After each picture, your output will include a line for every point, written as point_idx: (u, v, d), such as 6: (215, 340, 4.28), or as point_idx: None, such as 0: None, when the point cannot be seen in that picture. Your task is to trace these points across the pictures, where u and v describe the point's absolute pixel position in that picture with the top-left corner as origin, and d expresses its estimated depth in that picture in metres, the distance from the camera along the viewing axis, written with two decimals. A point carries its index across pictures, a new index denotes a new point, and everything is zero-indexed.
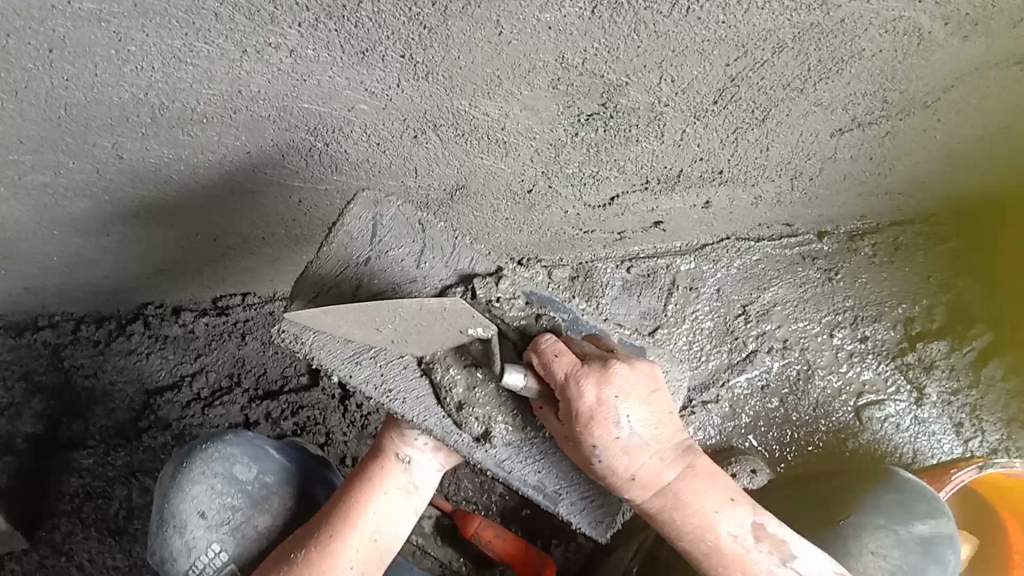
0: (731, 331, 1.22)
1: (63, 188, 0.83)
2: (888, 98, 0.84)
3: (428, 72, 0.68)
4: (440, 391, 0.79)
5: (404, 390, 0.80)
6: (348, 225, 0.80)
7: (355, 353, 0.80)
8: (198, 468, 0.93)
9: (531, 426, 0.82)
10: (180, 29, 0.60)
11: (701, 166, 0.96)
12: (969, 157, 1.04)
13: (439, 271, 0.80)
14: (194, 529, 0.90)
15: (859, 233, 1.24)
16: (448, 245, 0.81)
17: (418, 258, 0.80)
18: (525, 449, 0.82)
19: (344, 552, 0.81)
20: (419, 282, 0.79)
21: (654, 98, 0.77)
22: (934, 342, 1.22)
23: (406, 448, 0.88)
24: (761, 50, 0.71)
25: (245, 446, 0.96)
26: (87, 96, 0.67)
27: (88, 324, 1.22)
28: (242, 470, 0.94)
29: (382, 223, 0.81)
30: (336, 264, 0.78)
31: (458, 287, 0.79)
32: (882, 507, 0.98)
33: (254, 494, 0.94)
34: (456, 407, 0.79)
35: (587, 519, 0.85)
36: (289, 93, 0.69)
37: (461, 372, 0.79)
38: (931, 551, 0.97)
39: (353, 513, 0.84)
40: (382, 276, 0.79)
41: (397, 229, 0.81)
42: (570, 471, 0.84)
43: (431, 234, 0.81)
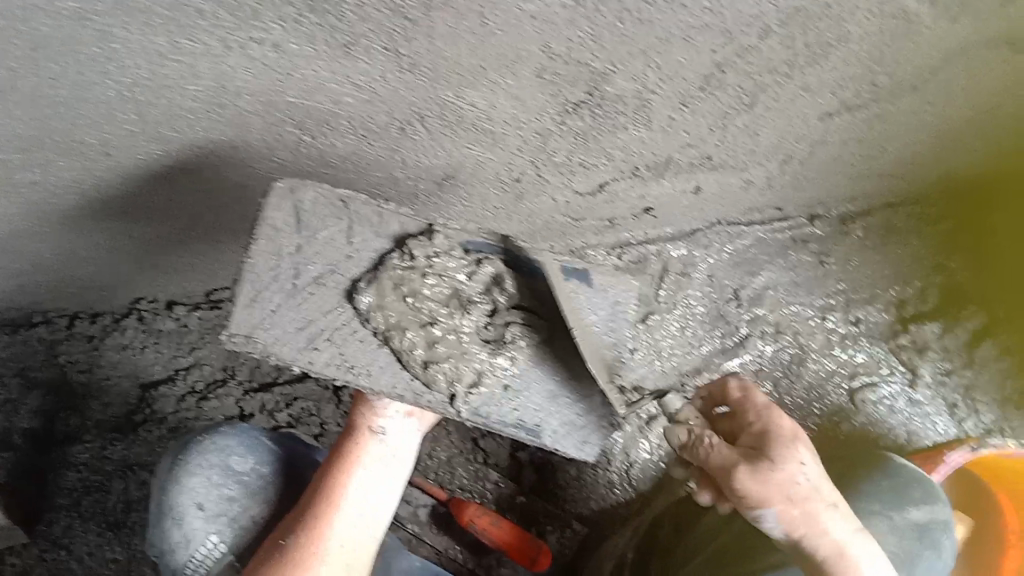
0: (723, 316, 1.23)
1: (52, 186, 0.83)
2: (877, 82, 0.84)
3: (413, 64, 0.68)
4: (402, 356, 0.77)
5: (365, 363, 0.76)
6: (268, 217, 0.73)
7: (310, 338, 0.74)
8: (194, 460, 0.93)
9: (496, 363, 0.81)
10: (164, 26, 0.59)
11: (690, 153, 0.96)
12: (960, 138, 1.04)
13: (371, 242, 0.77)
14: (192, 520, 0.91)
15: (851, 217, 1.26)
16: (373, 215, 0.77)
17: (348, 234, 0.76)
18: (496, 391, 0.80)
19: (331, 532, 0.83)
20: (354, 258, 0.76)
21: (641, 85, 0.77)
22: (927, 324, 1.24)
23: (377, 420, 0.86)
24: (747, 36, 0.71)
25: (240, 437, 0.97)
26: (73, 94, 0.67)
27: (83, 319, 1.23)
28: (238, 461, 0.95)
29: (304, 208, 0.74)
30: (267, 259, 0.73)
31: (395, 253, 0.77)
32: (873, 493, 1.00)
33: (251, 485, 0.94)
34: (422, 365, 0.77)
35: (573, 443, 0.80)
36: (274, 87, 0.69)
37: (419, 333, 0.77)
38: (925, 535, 0.98)
39: (334, 492, 0.84)
40: (319, 259, 0.75)
41: (322, 210, 0.75)
42: (543, 401, 0.82)
43: (355, 209, 0.76)
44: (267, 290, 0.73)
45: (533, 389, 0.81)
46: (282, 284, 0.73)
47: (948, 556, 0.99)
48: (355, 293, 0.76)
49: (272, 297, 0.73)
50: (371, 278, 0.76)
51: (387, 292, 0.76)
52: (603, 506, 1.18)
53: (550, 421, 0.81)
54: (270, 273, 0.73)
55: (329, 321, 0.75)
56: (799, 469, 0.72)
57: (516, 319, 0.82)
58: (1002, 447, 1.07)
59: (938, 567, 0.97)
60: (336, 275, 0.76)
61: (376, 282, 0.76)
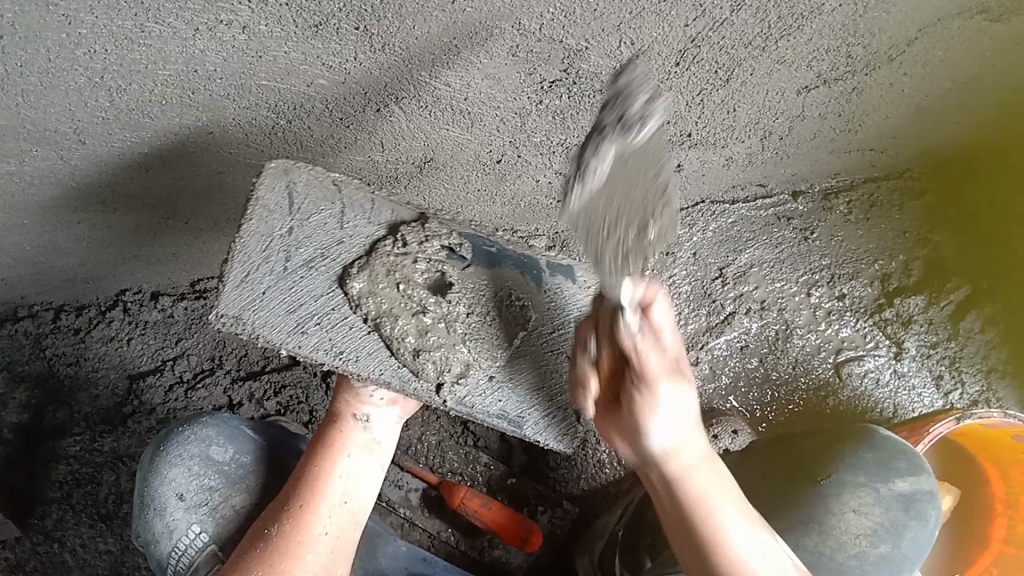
0: (709, 294, 1.23)
1: (29, 176, 0.83)
2: (852, 53, 0.84)
3: (384, 44, 0.68)
4: (391, 344, 0.79)
5: (354, 349, 0.79)
6: (263, 198, 0.79)
7: (299, 321, 0.78)
8: (175, 451, 0.94)
9: (485, 357, 0.83)
10: (129, 9, 0.59)
11: (669, 130, 0.96)
12: (941, 109, 1.04)
13: (363, 228, 0.81)
14: (173, 511, 0.92)
15: (834, 191, 1.26)
16: (365, 202, 0.82)
17: (341, 219, 0.81)
18: (482, 382, 0.83)
19: (317, 520, 0.83)
20: (346, 243, 0.80)
21: (616, 62, 0.77)
22: (911, 297, 1.25)
23: (362, 408, 0.87)
24: (719, 9, 0.71)
25: (221, 426, 0.97)
26: (43, 82, 0.67)
27: (68, 312, 1.21)
28: (218, 451, 0.95)
29: (297, 190, 0.80)
30: (259, 239, 0.78)
31: (387, 239, 0.81)
32: (860, 465, 1.00)
33: (231, 475, 0.94)
34: (413, 354, 0.79)
35: (553, 435, 0.84)
36: (246, 70, 0.69)
37: (411, 320, 0.80)
38: (910, 508, 0.99)
39: (320, 480, 0.84)
40: (311, 243, 0.79)
41: (316, 196, 0.81)
42: (526, 391, 0.84)
43: (348, 194, 0.82)
44: (257, 271, 0.77)
45: (514, 379, 0.84)
46: (272, 265, 0.78)
47: (934, 526, 1.00)
48: (346, 278, 0.79)
49: (262, 279, 0.77)
50: (364, 263, 0.80)
51: (379, 279, 0.79)
52: (594, 486, 1.20)
53: (529, 411, 0.84)
54: (262, 255, 0.78)
55: (318, 305, 0.78)
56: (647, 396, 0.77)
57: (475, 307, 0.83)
58: (986, 416, 1.05)
59: (923, 539, 0.99)
60: (328, 259, 0.80)
61: (368, 268, 0.79)
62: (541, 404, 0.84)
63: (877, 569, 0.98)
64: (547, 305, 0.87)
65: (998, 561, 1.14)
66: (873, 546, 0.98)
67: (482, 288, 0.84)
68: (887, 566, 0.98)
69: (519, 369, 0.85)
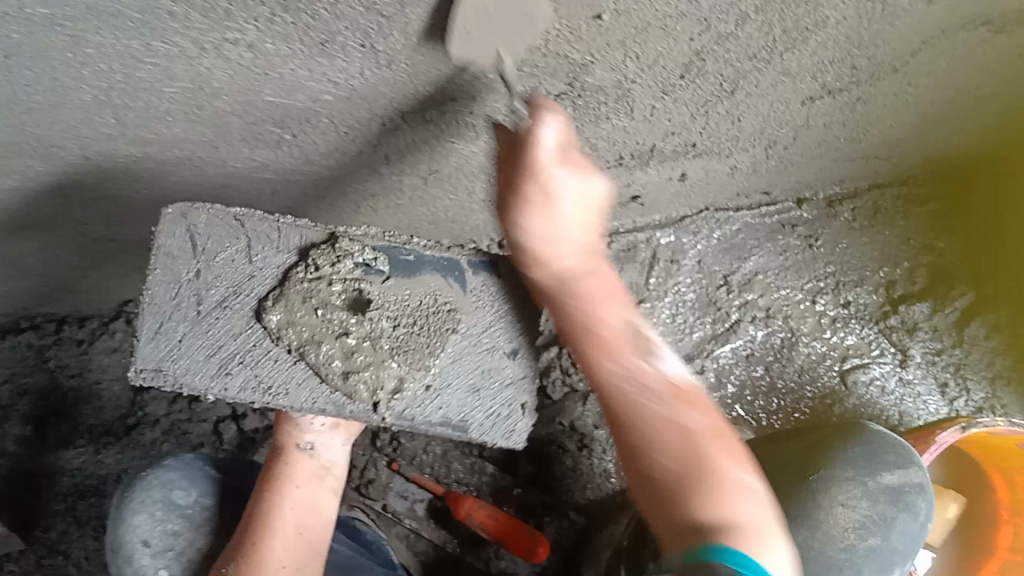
0: (713, 302, 1.23)
1: (33, 192, 0.83)
2: (856, 65, 0.84)
3: (390, 60, 0.68)
4: (319, 371, 0.73)
5: (282, 382, 0.73)
6: (164, 245, 0.72)
7: (221, 362, 0.72)
8: (137, 497, 0.87)
9: (417, 371, 0.75)
10: (136, 29, 0.59)
11: (674, 141, 0.96)
12: (943, 119, 1.05)
13: (272, 257, 0.74)
14: (140, 558, 0.85)
15: (837, 199, 1.27)
16: (272, 231, 0.74)
17: (249, 253, 0.74)
18: (419, 392, 0.75)
19: (275, 552, 0.78)
20: (256, 277, 0.74)
21: (621, 75, 0.77)
22: (916, 304, 1.25)
23: (304, 436, 0.85)
24: (723, 23, 0.71)
25: (184, 468, 0.90)
26: (48, 100, 0.67)
27: (71, 324, 1.21)
28: (180, 495, 0.88)
29: (198, 232, 0.73)
30: (169, 287, 0.72)
31: (298, 265, 0.74)
32: (849, 460, 0.95)
33: (195, 518, 0.88)
34: (342, 377, 0.73)
35: (497, 433, 0.77)
36: (252, 87, 0.69)
37: (334, 344, 0.73)
38: (899, 501, 0.94)
39: (273, 511, 0.80)
40: (221, 282, 0.73)
41: (217, 232, 0.73)
42: (466, 395, 0.77)
43: (252, 227, 0.74)
44: (171, 321, 0.71)
45: (452, 385, 0.76)
46: (184, 312, 0.72)
47: (924, 520, 0.95)
48: (263, 312, 0.72)
49: (176, 328, 0.72)
50: (278, 295, 0.73)
51: (296, 308, 0.73)
52: (599, 496, 1.20)
53: (472, 415, 0.77)
54: (172, 301, 0.72)
55: (238, 344, 0.72)
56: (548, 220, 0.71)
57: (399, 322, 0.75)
58: (992, 425, 1.06)
59: (912, 533, 0.93)
60: (242, 294, 0.73)
61: (283, 299, 0.73)
62: (481, 406, 0.77)
63: (868, 565, 0.91)
64: (476, 302, 0.78)
65: (1003, 567, 1.12)
66: (862, 539, 0.91)
67: (402, 302, 0.76)
68: (878, 561, 0.91)
69: (457, 374, 0.77)
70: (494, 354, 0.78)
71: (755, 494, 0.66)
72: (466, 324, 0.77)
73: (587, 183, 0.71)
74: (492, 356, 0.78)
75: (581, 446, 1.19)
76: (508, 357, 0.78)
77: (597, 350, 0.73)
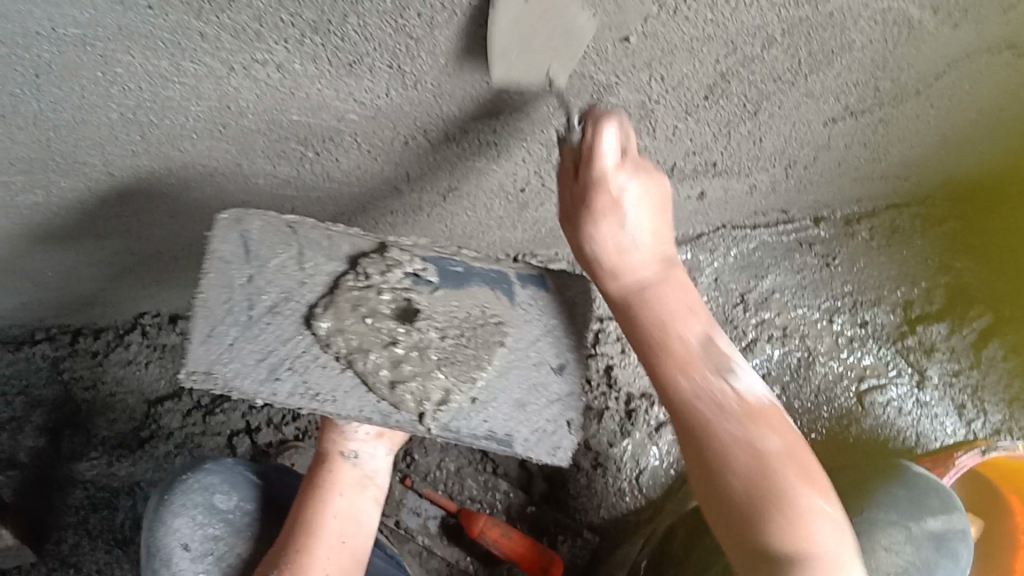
0: (730, 320, 1.22)
1: (55, 206, 0.83)
2: (880, 87, 0.84)
3: (417, 81, 0.68)
4: (367, 380, 0.69)
5: (331, 389, 0.68)
6: (217, 249, 0.69)
7: (270, 368, 0.67)
8: (178, 499, 0.85)
9: (464, 383, 0.71)
10: (166, 49, 0.59)
11: (694, 160, 0.95)
12: (962, 141, 1.04)
13: (324, 265, 0.71)
14: (179, 561, 0.83)
15: (856, 217, 1.27)
16: (323, 238, 0.72)
17: (300, 259, 0.71)
18: (466, 405, 0.71)
19: (317, 564, 0.76)
20: (307, 284, 0.70)
21: (645, 96, 0.77)
22: (934, 325, 1.24)
23: (349, 444, 0.83)
24: (749, 46, 0.71)
25: (226, 473, 0.88)
26: (75, 118, 0.67)
27: (86, 335, 1.22)
28: (223, 498, 0.87)
29: (251, 238, 0.70)
30: (219, 291, 0.68)
31: (350, 273, 0.71)
32: (893, 503, 0.97)
33: (236, 523, 0.86)
34: (389, 387, 0.69)
35: (543, 449, 0.71)
36: (278, 106, 0.69)
37: (383, 353, 0.69)
38: (942, 546, 0.96)
39: (316, 521, 0.78)
40: (273, 287, 0.69)
41: (269, 236, 0.71)
42: (512, 409, 0.72)
43: (304, 234, 0.71)
44: (222, 324, 0.67)
45: (499, 398, 0.72)
46: (236, 316, 0.68)
47: (964, 566, 0.97)
48: (313, 318, 0.69)
49: (227, 331, 0.68)
50: (329, 302, 0.69)
51: (347, 316, 0.69)
52: (613, 515, 1.19)
53: (519, 429, 0.72)
54: (224, 307, 0.68)
55: (288, 349, 0.68)
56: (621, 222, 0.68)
57: (451, 335, 0.72)
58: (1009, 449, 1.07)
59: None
60: (293, 300, 0.69)
61: (334, 306, 0.69)
62: (528, 419, 0.72)
63: None
64: (523, 314, 0.75)
65: None
66: None
67: (451, 312, 0.73)
68: None
69: (503, 387, 0.72)
70: (540, 368, 0.74)
71: (829, 514, 0.63)
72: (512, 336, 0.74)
73: (647, 188, 0.69)
74: (539, 370, 0.74)
75: (595, 465, 1.18)
76: (555, 371, 0.74)
77: (666, 360, 0.68)
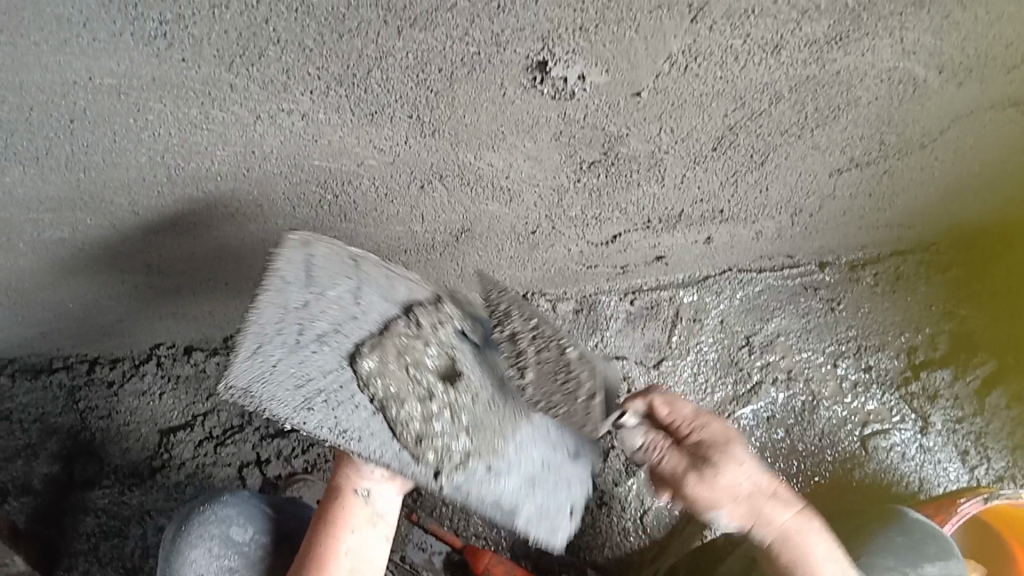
0: (735, 362, 1.25)
1: (80, 243, 0.85)
2: (885, 141, 0.86)
3: (434, 130, 0.70)
4: (396, 426, 0.68)
5: (359, 428, 0.67)
6: (280, 269, 0.70)
7: (303, 399, 0.66)
8: (195, 531, 0.87)
9: (486, 447, 0.72)
10: (197, 99, 0.61)
11: (702, 207, 0.98)
12: (967, 192, 1.06)
13: (378, 304, 0.73)
14: None
15: (861, 263, 1.26)
16: (384, 279, 0.75)
17: (356, 294, 0.72)
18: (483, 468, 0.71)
19: None
20: (359, 319, 0.71)
21: (655, 147, 0.79)
22: (937, 371, 1.26)
23: (362, 481, 0.81)
24: (758, 101, 0.73)
25: (242, 505, 0.90)
26: (105, 160, 0.69)
27: (102, 365, 1.23)
28: (238, 531, 0.88)
29: (316, 264, 0.72)
30: (275, 310, 0.68)
31: (401, 320, 0.72)
32: (891, 549, 0.98)
33: (251, 556, 0.87)
34: (415, 439, 0.69)
35: (541, 530, 0.73)
36: (300, 152, 0.71)
37: (418, 405, 0.70)
38: None
39: (323, 560, 0.79)
40: (325, 317, 0.70)
41: (333, 267, 0.73)
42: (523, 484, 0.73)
43: (365, 271, 0.75)
44: (269, 344, 0.67)
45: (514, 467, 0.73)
46: (285, 337, 0.68)
47: None
48: (357, 356, 0.69)
49: (273, 352, 0.67)
50: (376, 342, 0.70)
51: (390, 360, 0.70)
52: (618, 554, 1.20)
53: (525, 507, 0.72)
54: (276, 327, 0.68)
55: (327, 381, 0.67)
56: (742, 473, 0.73)
57: (483, 396, 0.73)
58: (1013, 497, 1.09)
59: None
60: (342, 333, 0.70)
61: (380, 346, 0.70)
62: (536, 497, 0.73)
63: None
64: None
65: None
66: None
67: (489, 375, 0.74)
68: None
69: (521, 462, 0.73)
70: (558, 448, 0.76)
71: None
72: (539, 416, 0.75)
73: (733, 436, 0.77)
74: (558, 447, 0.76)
75: (601, 503, 1.19)
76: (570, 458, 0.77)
77: None
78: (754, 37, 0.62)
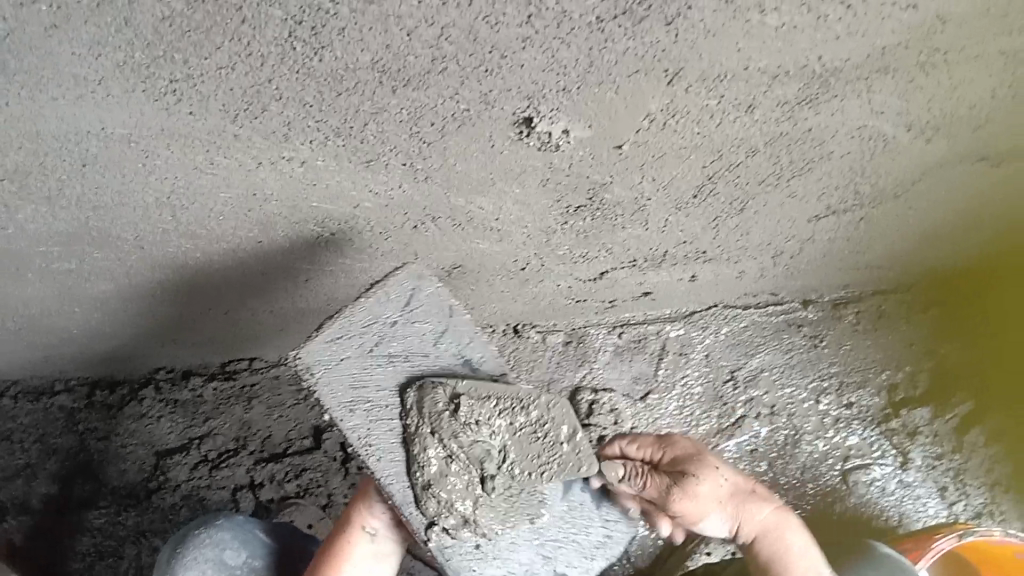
0: (720, 397, 1.28)
1: (86, 274, 0.89)
2: (860, 190, 0.90)
3: (427, 176, 0.74)
4: (412, 463, 0.74)
5: (382, 450, 0.74)
6: (388, 285, 0.76)
7: (351, 401, 0.74)
8: (190, 553, 0.90)
9: (483, 511, 0.77)
10: (203, 147, 0.65)
11: (686, 249, 1.02)
12: (942, 237, 1.10)
13: (450, 356, 0.75)
14: None
15: (843, 302, 1.30)
16: (471, 332, 0.76)
17: (439, 337, 0.75)
18: (471, 540, 0.79)
19: None
20: (431, 358, 0.75)
21: (638, 193, 0.83)
22: (917, 409, 1.27)
23: (372, 520, 0.86)
24: (735, 154, 0.77)
25: (237, 529, 0.93)
26: (114, 200, 0.73)
27: (102, 389, 1.28)
28: (232, 555, 0.91)
29: (420, 295, 0.76)
30: (365, 314, 0.74)
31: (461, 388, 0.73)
32: None
33: None
34: (421, 486, 0.75)
35: None
36: (299, 195, 0.75)
37: (440, 457, 0.74)
38: None
39: None
40: (398, 342, 0.74)
41: (431, 306, 0.76)
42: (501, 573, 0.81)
43: (457, 323, 0.76)
44: (348, 339, 0.73)
45: (500, 554, 0.80)
46: (359, 342, 0.74)
47: None
48: (411, 386, 0.74)
49: (347, 348, 0.73)
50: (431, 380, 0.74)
51: (437, 405, 0.73)
52: None
53: None
54: (361, 331, 0.74)
55: (377, 395, 0.74)
56: (716, 478, 0.85)
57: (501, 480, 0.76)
58: (987, 535, 1.14)
59: None
60: (408, 362, 0.74)
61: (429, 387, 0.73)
62: None
63: None
64: (561, 512, 0.81)
65: None
66: None
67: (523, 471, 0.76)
68: None
69: (507, 556, 0.81)
70: (544, 564, 0.82)
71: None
72: (545, 520, 0.80)
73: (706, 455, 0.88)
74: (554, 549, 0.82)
75: None
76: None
77: None
78: (728, 98, 0.66)
